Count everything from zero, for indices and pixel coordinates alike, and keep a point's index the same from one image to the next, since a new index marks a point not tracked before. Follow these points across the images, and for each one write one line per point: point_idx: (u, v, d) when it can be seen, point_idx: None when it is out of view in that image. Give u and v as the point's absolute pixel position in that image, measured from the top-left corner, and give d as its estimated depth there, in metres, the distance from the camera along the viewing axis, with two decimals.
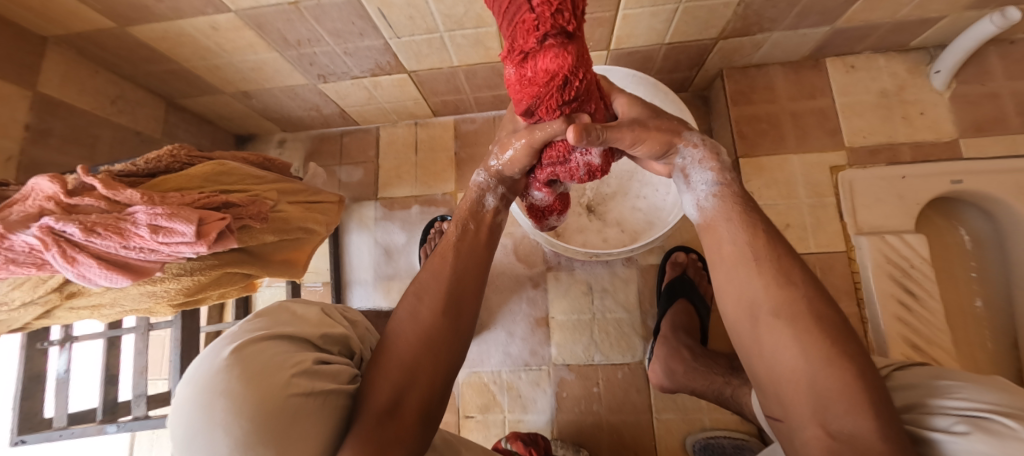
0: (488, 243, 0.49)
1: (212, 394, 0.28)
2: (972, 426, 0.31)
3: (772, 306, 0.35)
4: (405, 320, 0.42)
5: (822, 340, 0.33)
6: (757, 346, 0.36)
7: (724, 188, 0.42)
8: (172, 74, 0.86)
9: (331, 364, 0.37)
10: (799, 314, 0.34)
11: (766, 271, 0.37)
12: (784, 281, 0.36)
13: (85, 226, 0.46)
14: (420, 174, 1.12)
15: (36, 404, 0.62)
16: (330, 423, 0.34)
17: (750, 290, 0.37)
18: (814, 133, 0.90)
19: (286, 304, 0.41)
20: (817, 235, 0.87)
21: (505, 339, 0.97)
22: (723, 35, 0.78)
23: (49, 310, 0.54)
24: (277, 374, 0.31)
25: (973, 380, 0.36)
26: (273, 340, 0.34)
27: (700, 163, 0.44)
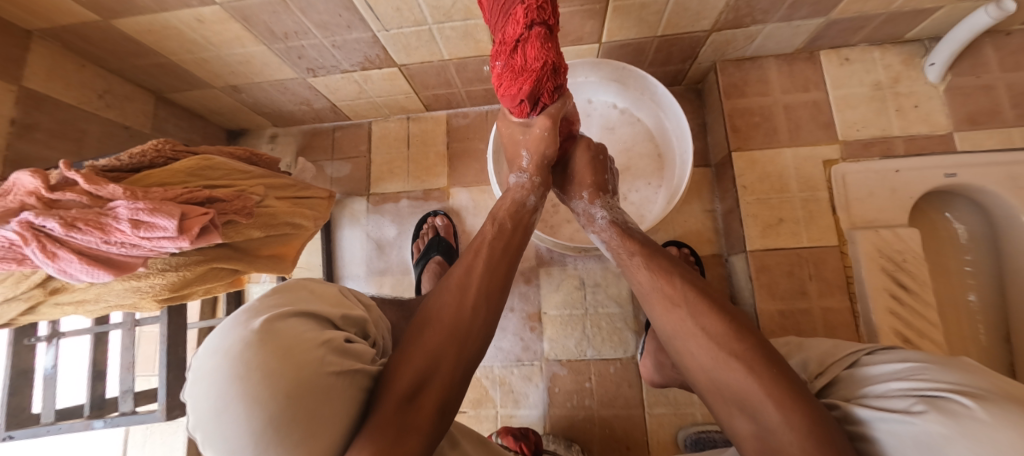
0: (521, 244, 0.53)
1: (241, 369, 0.27)
2: (928, 405, 0.32)
3: (672, 328, 0.44)
4: (433, 310, 0.43)
5: (713, 350, 0.41)
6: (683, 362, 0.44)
7: (614, 238, 0.55)
8: (160, 68, 0.85)
9: (358, 344, 0.36)
10: (693, 330, 0.43)
11: (660, 299, 0.46)
12: (671, 302, 0.45)
13: (65, 221, 0.45)
14: (412, 169, 1.11)
15: (23, 400, 0.62)
16: (351, 407, 0.33)
17: (657, 319, 0.46)
18: (808, 126, 0.89)
19: (304, 281, 0.39)
20: (809, 229, 0.86)
21: (497, 334, 0.97)
22: (716, 28, 0.77)
23: (33, 306, 0.54)
24: (308, 352, 0.29)
25: (934, 362, 0.37)
26: (299, 316, 0.32)
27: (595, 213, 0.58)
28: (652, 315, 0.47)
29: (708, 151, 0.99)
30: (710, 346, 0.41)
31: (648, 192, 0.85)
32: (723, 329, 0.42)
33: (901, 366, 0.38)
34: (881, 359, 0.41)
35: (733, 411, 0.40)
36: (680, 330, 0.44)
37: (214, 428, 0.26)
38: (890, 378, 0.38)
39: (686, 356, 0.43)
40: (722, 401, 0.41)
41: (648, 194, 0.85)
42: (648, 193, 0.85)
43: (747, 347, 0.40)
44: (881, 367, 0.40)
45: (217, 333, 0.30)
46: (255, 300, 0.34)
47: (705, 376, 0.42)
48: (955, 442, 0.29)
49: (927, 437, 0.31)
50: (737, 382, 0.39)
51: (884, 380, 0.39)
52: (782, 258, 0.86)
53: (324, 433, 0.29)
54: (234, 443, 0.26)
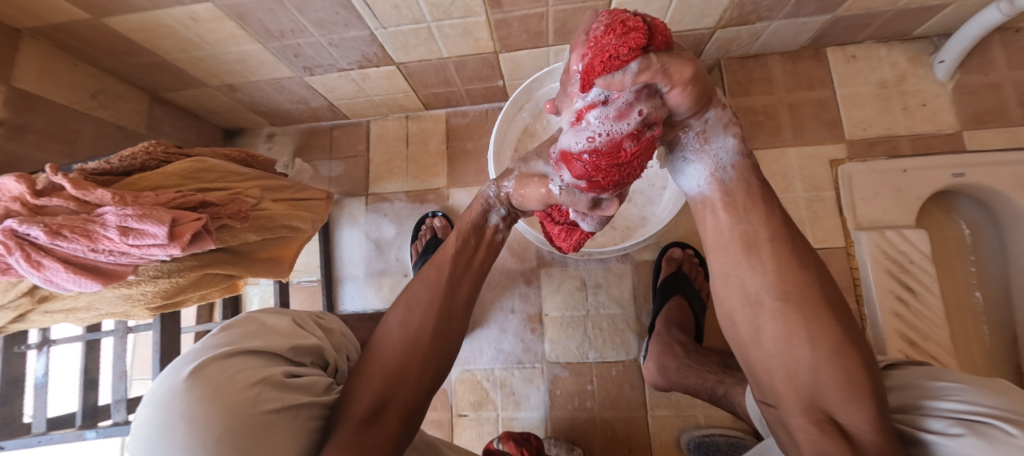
0: (484, 262, 0.49)
1: (172, 418, 0.27)
2: (966, 428, 0.31)
3: (781, 292, 0.37)
4: (394, 329, 0.42)
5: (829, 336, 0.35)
6: (759, 342, 0.38)
7: (743, 157, 0.39)
8: (154, 67, 0.83)
9: (304, 376, 0.35)
10: (806, 301, 0.36)
11: (772, 254, 0.38)
12: (794, 265, 0.37)
13: (50, 229, 0.43)
14: (412, 168, 1.09)
15: (15, 408, 0.60)
16: (304, 439, 0.33)
17: (748, 279, 0.38)
18: (813, 124, 0.88)
19: (255, 315, 0.40)
20: (814, 229, 0.85)
21: (497, 336, 0.96)
22: (720, 25, 0.75)
23: (22, 314, 0.52)
24: (242, 392, 0.29)
25: (973, 382, 0.35)
26: (238, 355, 0.32)
27: (722, 128, 0.38)
28: (739, 271, 0.39)
29: None
30: (829, 329, 0.35)
31: (651, 192, 0.84)
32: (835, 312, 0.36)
33: (939, 384, 0.36)
34: (913, 376, 0.39)
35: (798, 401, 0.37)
36: (790, 300, 0.36)
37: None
38: (926, 395, 0.36)
39: (759, 331, 0.38)
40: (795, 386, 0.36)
41: (651, 195, 0.84)
42: (651, 194, 0.84)
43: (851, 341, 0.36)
44: (915, 384, 0.38)
45: (158, 381, 0.31)
46: (201, 342, 0.34)
47: (769, 360, 0.38)
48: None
49: None
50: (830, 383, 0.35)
51: (917, 397, 0.37)
52: None
53: None
54: None
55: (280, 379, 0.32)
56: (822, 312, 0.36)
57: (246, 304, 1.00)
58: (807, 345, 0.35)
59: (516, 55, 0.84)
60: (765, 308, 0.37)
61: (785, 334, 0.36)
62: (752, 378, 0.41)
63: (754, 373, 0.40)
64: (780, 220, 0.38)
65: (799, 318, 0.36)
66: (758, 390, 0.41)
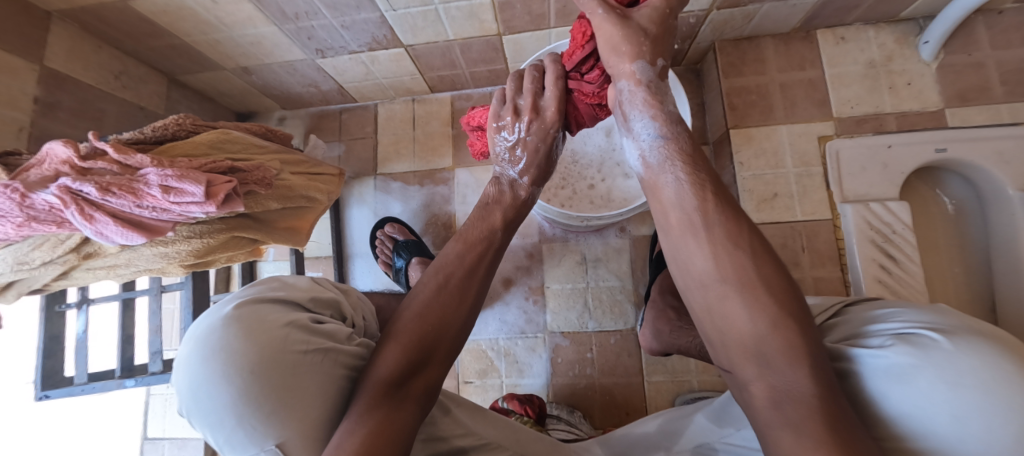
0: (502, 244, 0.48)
1: (211, 351, 0.32)
2: (898, 340, 0.33)
3: (721, 275, 0.35)
4: (419, 301, 0.43)
5: (770, 305, 0.33)
6: (709, 313, 0.36)
7: (669, 142, 0.40)
8: (174, 49, 0.87)
9: (327, 324, 0.39)
10: (749, 280, 0.34)
11: (716, 239, 0.35)
12: (731, 248, 0.35)
13: (100, 186, 0.48)
14: (418, 150, 1.13)
15: (57, 362, 0.66)
16: (329, 382, 0.37)
17: (697, 261, 0.36)
18: (803, 103, 0.92)
19: (278, 273, 0.43)
20: (803, 203, 0.89)
21: (501, 308, 1.01)
22: (713, 7, 0.79)
23: (67, 270, 0.57)
24: (274, 332, 0.34)
25: (913, 306, 0.38)
26: (266, 300, 0.37)
27: (644, 106, 0.41)
28: (683, 255, 0.37)
29: (706, 128, 1.01)
30: (767, 303, 0.33)
31: None
32: (778, 292, 0.34)
33: (883, 312, 0.39)
34: (864, 310, 0.42)
35: (750, 362, 0.33)
36: (732, 280, 0.34)
37: (197, 407, 0.32)
38: (872, 322, 0.39)
39: (707, 311, 0.36)
40: (743, 354, 0.34)
41: None
42: None
43: (800, 312, 0.33)
44: (863, 316, 0.40)
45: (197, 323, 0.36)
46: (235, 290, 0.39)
47: (721, 333, 0.35)
48: (922, 371, 0.30)
49: (891, 368, 0.32)
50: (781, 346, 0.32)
51: (863, 325, 0.39)
52: (777, 231, 0.90)
53: (301, 405, 0.34)
54: (218, 414, 0.31)
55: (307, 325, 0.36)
56: (763, 291, 0.33)
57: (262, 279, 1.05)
58: (747, 317, 0.33)
59: (519, 37, 0.89)
60: (708, 286, 0.35)
61: (727, 309, 0.34)
62: (711, 345, 0.37)
63: (711, 341, 0.37)
64: (723, 203, 0.37)
65: (741, 295, 0.34)
66: (714, 354, 0.38)
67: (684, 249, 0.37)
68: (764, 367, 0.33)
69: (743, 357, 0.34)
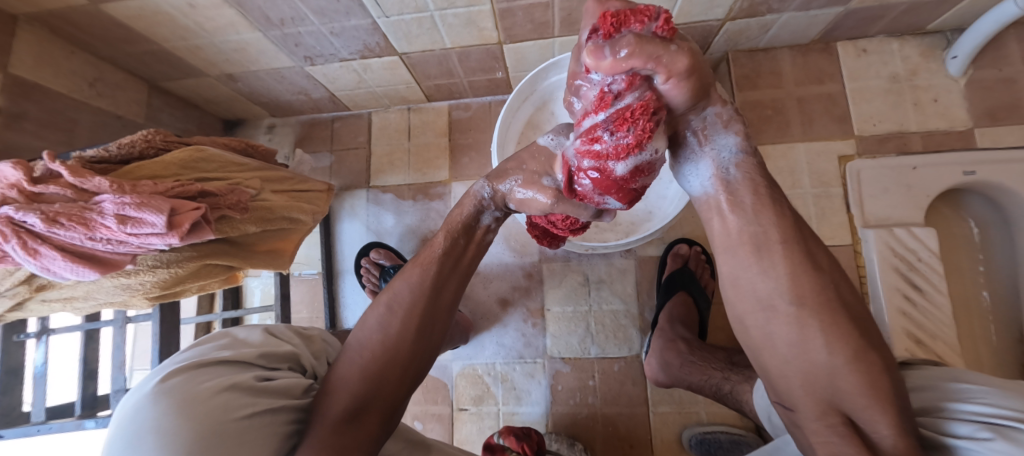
0: (471, 262, 0.51)
1: (141, 431, 0.31)
2: (995, 432, 0.29)
3: (796, 297, 0.34)
4: (373, 327, 0.44)
5: (848, 335, 0.33)
6: (773, 342, 0.36)
7: (746, 157, 0.38)
8: (154, 55, 0.82)
9: (275, 380, 0.40)
10: (825, 304, 0.34)
11: (792, 257, 0.35)
12: (809, 266, 0.35)
13: (47, 216, 0.43)
14: (413, 161, 1.08)
15: (14, 398, 0.60)
16: (280, 438, 0.37)
17: (770, 286, 0.35)
18: (821, 119, 0.86)
19: (231, 333, 0.46)
20: (820, 225, 0.84)
21: (499, 331, 0.95)
22: (729, 16, 0.74)
23: (20, 303, 0.52)
24: (213, 398, 0.33)
25: (997, 385, 0.33)
26: (206, 365, 0.37)
27: (723, 126, 0.37)
28: (751, 275, 0.36)
29: None
30: (845, 333, 0.33)
31: (659, 185, 0.81)
32: (851, 316, 0.34)
33: (964, 389, 0.34)
34: (934, 380, 0.37)
35: (822, 402, 0.34)
36: (811, 303, 0.34)
37: None
38: (947, 401, 0.34)
39: (771, 337, 0.36)
40: (810, 392, 0.35)
41: (654, 188, 0.81)
42: (658, 188, 0.81)
43: (873, 345, 0.34)
44: (936, 388, 0.36)
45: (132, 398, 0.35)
46: (179, 355, 0.39)
47: (784, 366, 0.36)
48: None
49: None
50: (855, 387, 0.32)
51: (939, 401, 0.34)
52: None
53: None
54: None
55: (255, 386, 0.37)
56: (840, 316, 0.34)
57: (247, 297, 1.00)
58: (824, 349, 0.33)
59: (520, 46, 0.83)
60: (778, 314, 0.35)
61: (799, 337, 0.34)
62: (768, 381, 0.39)
63: (768, 376, 0.38)
64: (791, 221, 0.36)
65: (814, 322, 0.34)
66: (773, 391, 0.38)
67: (757, 271, 0.36)
68: (834, 404, 0.34)
69: (811, 393, 0.35)
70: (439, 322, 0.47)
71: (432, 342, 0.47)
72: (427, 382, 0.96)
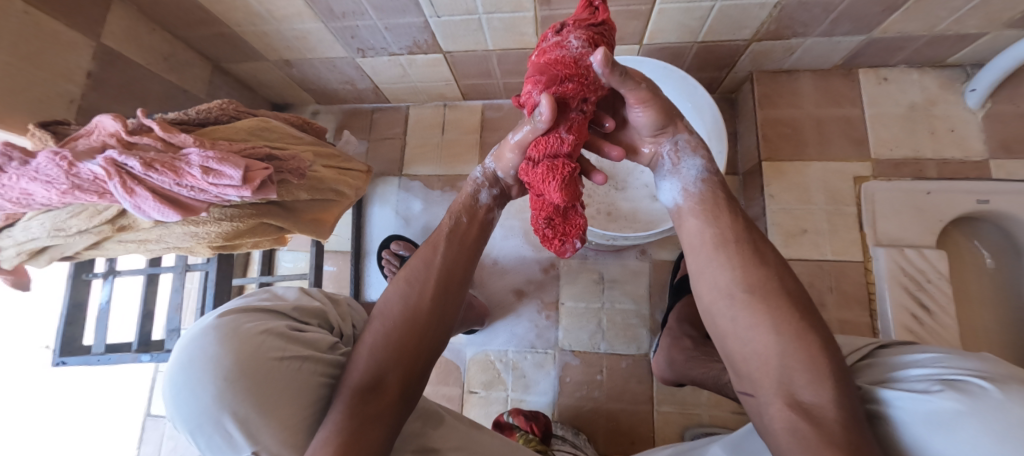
0: (479, 238, 0.52)
1: (197, 358, 0.36)
2: (945, 385, 0.32)
3: (747, 284, 0.38)
4: (394, 299, 0.47)
5: (792, 317, 0.36)
6: (734, 327, 0.37)
7: (709, 174, 0.45)
8: (222, 38, 0.90)
9: (307, 333, 0.43)
10: (771, 291, 0.37)
11: (740, 252, 0.39)
12: (757, 261, 0.39)
13: (144, 161, 0.49)
14: (444, 154, 1.14)
15: (77, 330, 0.67)
16: (311, 389, 0.40)
17: (721, 276, 0.39)
18: (838, 140, 0.90)
19: (273, 287, 0.50)
20: (832, 241, 0.87)
21: (512, 320, 0.99)
22: (756, 37, 0.80)
23: (99, 241, 0.59)
24: (254, 338, 0.38)
25: (952, 350, 0.36)
26: (250, 311, 0.42)
27: (691, 150, 0.46)
28: (710, 268, 0.40)
29: (735, 157, 1.00)
30: (789, 316, 0.36)
31: None
32: (795, 299, 0.37)
33: (918, 357, 0.37)
34: (897, 353, 0.40)
35: (775, 384, 0.35)
36: (757, 290, 0.37)
37: (182, 411, 0.35)
38: (903, 367, 0.37)
39: (735, 323, 0.37)
40: (767, 372, 0.35)
41: None
42: None
43: (814, 326, 0.36)
44: (895, 359, 0.39)
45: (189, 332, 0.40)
46: (231, 301, 0.44)
47: (744, 349, 0.37)
48: (967, 420, 0.28)
49: (938, 413, 0.30)
50: (805, 364, 0.34)
51: (894, 369, 0.38)
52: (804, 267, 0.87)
53: (280, 409, 0.37)
54: (202, 414, 0.34)
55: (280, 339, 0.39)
56: (785, 302, 0.37)
57: (278, 268, 1.06)
58: (772, 331, 0.36)
59: None
60: (735, 301, 0.38)
61: (754, 322, 0.36)
62: (732, 368, 0.39)
63: (732, 363, 0.38)
64: (745, 224, 0.41)
65: (763, 307, 0.36)
66: (736, 379, 0.38)
67: (712, 265, 0.40)
68: (786, 383, 0.34)
69: (767, 375, 0.35)
70: (455, 297, 0.49)
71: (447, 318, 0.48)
72: (441, 364, 0.99)
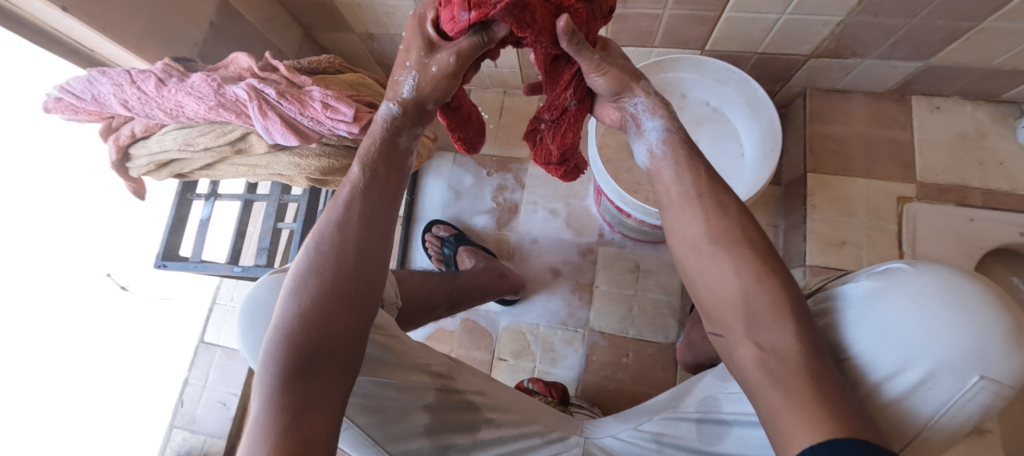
0: (396, 187, 0.49)
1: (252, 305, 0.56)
2: (868, 274, 0.44)
3: (710, 236, 0.41)
4: (303, 274, 0.43)
5: (753, 259, 0.39)
6: (702, 275, 0.41)
7: (672, 134, 0.47)
8: (321, 7, 0.99)
9: None
10: (735, 241, 0.40)
11: (705, 206, 0.42)
12: (720, 213, 0.42)
13: (278, 91, 0.58)
14: (499, 136, 1.20)
15: (176, 240, 0.76)
16: None
17: (693, 228, 0.42)
18: (885, 161, 0.93)
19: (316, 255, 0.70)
20: (870, 256, 0.90)
21: (547, 296, 1.05)
22: (815, 53, 0.86)
23: (216, 162, 0.68)
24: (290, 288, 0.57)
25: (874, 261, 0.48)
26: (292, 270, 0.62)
27: (649, 111, 0.48)
28: (681, 222, 0.43)
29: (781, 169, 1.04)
30: (751, 259, 0.39)
31: None
32: (757, 248, 0.40)
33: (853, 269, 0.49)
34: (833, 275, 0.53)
35: (740, 326, 0.39)
36: (723, 240, 0.40)
37: (247, 342, 0.55)
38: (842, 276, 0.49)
39: (703, 272, 0.41)
40: (734, 313, 0.39)
41: None
42: None
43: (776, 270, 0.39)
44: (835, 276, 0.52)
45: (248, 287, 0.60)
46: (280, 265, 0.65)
47: (713, 295, 0.41)
48: (888, 289, 0.40)
49: (864, 291, 0.42)
50: (766, 303, 0.38)
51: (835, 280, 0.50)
52: None
53: None
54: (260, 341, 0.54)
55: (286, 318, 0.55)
56: (746, 248, 0.40)
57: None
58: (736, 275, 0.39)
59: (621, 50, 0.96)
60: (700, 252, 0.41)
61: (716, 267, 0.40)
62: (704, 314, 0.43)
63: (706, 310, 0.42)
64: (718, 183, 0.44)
65: (728, 253, 0.40)
66: (708, 323, 0.43)
67: (682, 218, 0.43)
68: (751, 325, 0.38)
69: (734, 318, 0.39)
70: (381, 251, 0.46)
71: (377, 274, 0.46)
72: (475, 328, 1.05)
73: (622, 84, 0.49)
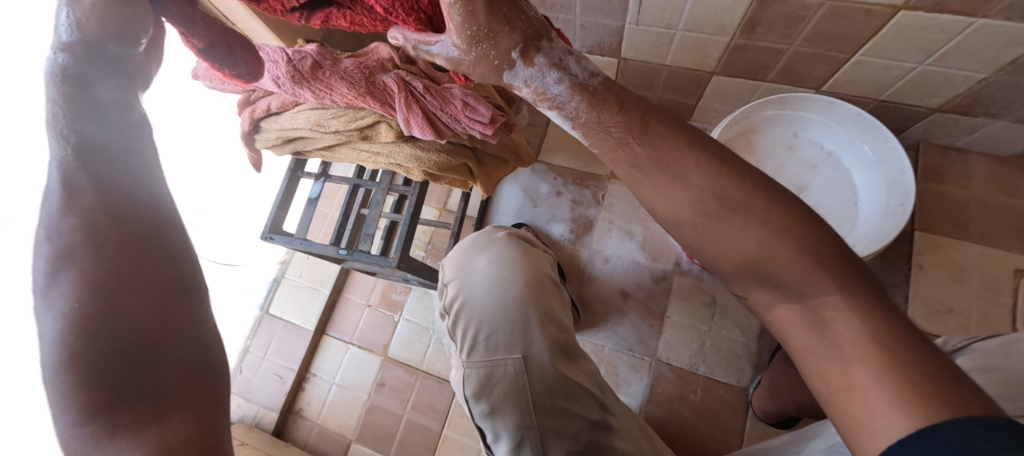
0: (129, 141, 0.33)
1: (505, 263, 0.62)
2: None
3: (694, 214, 0.35)
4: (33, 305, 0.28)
5: (764, 224, 0.33)
6: (713, 251, 0.36)
7: (576, 106, 0.39)
8: None
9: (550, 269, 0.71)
10: (720, 205, 0.34)
11: (685, 162, 0.35)
12: (706, 177, 0.34)
13: (424, 85, 0.59)
14: (581, 151, 1.18)
15: (282, 215, 0.78)
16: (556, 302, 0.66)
17: (673, 200, 0.36)
18: (1002, 229, 0.88)
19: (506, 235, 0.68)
20: (980, 330, 0.83)
21: (616, 319, 1.02)
22: (942, 108, 0.82)
23: (337, 145, 0.69)
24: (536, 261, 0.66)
25: None
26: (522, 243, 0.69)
27: (542, 93, 0.39)
28: (660, 193, 0.36)
29: None
30: (752, 224, 0.33)
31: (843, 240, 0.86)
32: (763, 206, 0.33)
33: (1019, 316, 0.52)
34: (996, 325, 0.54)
35: (772, 300, 0.35)
36: (707, 213, 0.34)
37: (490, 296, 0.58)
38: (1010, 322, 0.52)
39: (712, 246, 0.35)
40: (754, 282, 0.35)
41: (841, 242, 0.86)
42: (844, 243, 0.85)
43: (800, 231, 0.33)
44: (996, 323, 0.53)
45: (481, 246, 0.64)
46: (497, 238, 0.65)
47: (728, 264, 0.36)
48: None
49: None
50: (787, 273, 0.33)
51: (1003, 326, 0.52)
52: None
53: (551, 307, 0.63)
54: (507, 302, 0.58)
55: (478, 323, 0.56)
56: (747, 211, 0.33)
57: None
58: (754, 245, 0.33)
59: (728, 81, 0.93)
60: (689, 229, 0.36)
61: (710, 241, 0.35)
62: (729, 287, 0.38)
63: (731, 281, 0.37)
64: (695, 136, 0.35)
65: (719, 218, 0.34)
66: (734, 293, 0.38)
67: (664, 188, 0.35)
68: (787, 298, 0.33)
69: (756, 286, 0.35)
70: (133, 211, 0.31)
71: (148, 233, 0.31)
72: None
73: (498, 79, 0.38)
